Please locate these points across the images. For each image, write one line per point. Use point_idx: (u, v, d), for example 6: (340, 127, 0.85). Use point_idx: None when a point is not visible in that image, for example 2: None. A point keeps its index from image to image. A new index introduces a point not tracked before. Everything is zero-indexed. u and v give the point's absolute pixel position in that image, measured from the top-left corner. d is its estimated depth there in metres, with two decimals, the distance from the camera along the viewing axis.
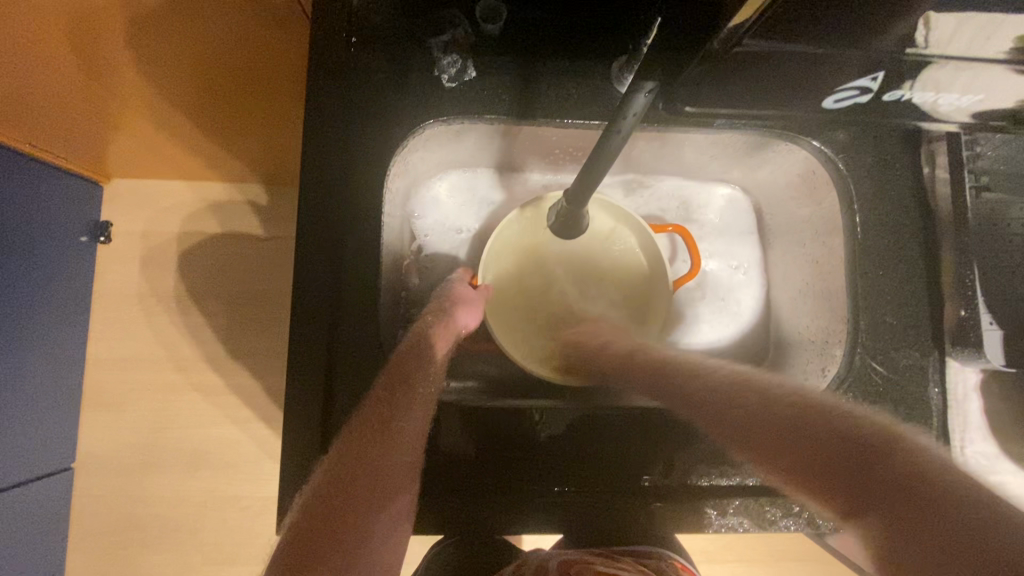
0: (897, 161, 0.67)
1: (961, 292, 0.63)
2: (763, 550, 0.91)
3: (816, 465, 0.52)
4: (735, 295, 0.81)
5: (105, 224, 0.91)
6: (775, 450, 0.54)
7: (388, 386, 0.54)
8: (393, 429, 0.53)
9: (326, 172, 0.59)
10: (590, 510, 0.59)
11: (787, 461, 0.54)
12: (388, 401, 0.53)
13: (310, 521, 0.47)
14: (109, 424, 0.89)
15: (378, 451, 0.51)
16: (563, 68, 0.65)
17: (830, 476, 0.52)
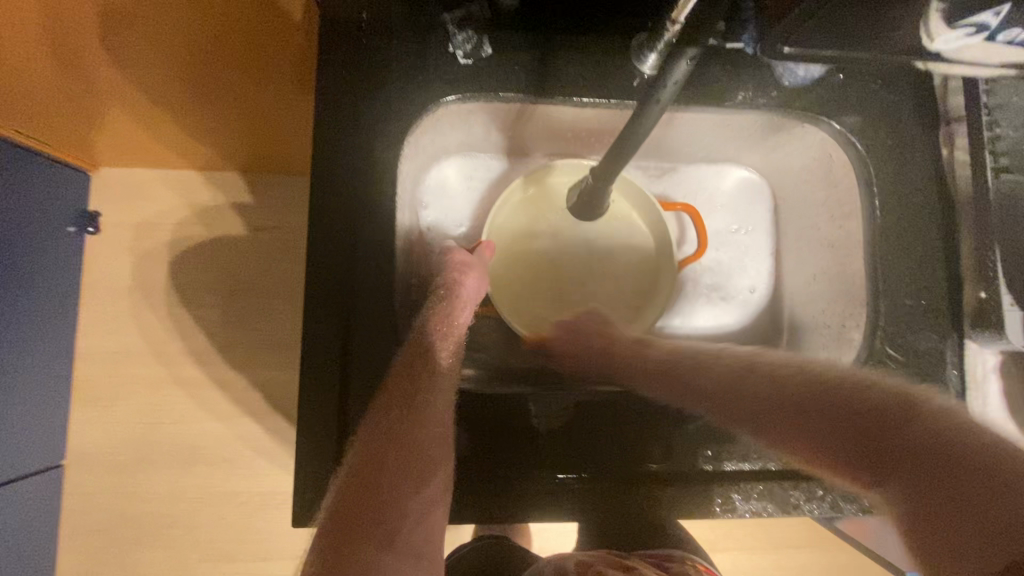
0: (915, 142, 0.66)
1: (983, 275, 0.63)
2: (763, 538, 1.02)
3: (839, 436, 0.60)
4: (734, 281, 0.82)
5: (93, 214, 1.05)
6: (784, 426, 0.62)
7: (409, 369, 0.58)
8: (418, 408, 0.58)
9: (337, 158, 0.58)
10: (613, 493, 0.62)
11: (810, 438, 0.61)
12: (412, 383, 0.58)
13: (353, 494, 0.53)
14: (100, 415, 1.05)
15: (409, 429, 0.57)
16: (581, 44, 0.62)
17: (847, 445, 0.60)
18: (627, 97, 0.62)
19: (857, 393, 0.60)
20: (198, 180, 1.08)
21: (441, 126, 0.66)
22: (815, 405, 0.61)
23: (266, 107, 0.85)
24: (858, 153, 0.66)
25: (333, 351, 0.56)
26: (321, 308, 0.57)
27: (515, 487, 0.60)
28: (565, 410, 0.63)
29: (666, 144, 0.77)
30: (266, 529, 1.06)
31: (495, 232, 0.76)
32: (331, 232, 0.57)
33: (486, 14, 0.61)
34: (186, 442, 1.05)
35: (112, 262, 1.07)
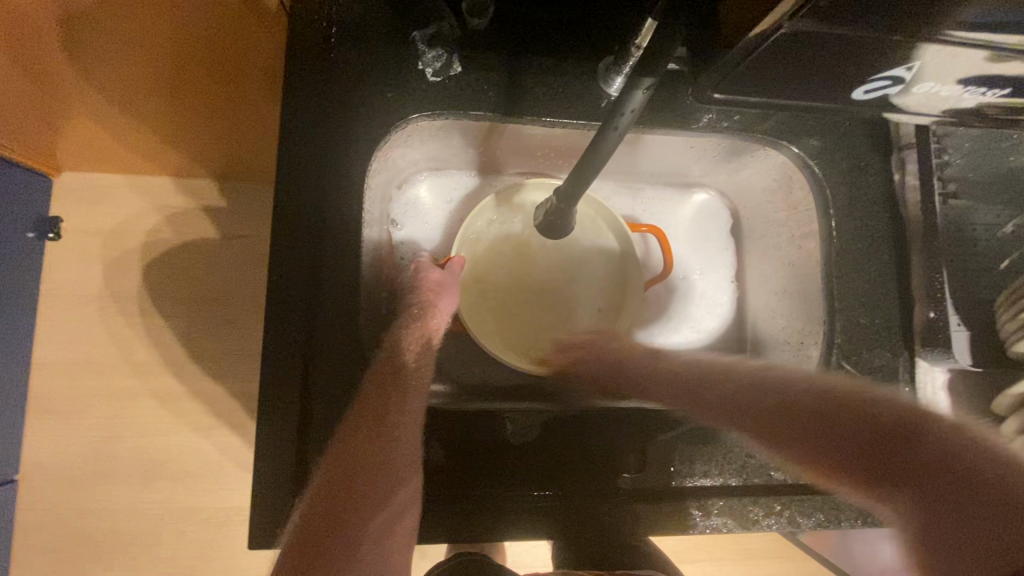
0: (869, 166, 0.69)
1: (932, 296, 0.66)
2: (731, 549, 1.04)
3: (866, 459, 0.57)
4: (688, 309, 0.84)
5: (55, 220, 1.02)
6: (797, 441, 0.60)
7: (378, 386, 0.58)
8: (387, 425, 0.58)
9: (304, 170, 0.58)
10: (580, 511, 0.62)
11: (802, 448, 0.60)
12: (380, 401, 0.58)
13: (312, 518, 0.52)
14: (56, 428, 1.01)
15: (375, 447, 0.57)
16: (550, 64, 0.63)
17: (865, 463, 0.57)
18: (594, 119, 0.63)
19: (880, 410, 0.58)
20: (166, 187, 1.06)
21: (410, 142, 0.67)
22: (814, 416, 0.60)
23: (235, 117, 0.84)
24: (815, 175, 0.68)
25: (295, 367, 0.56)
26: (284, 323, 0.56)
27: (480, 505, 0.60)
28: (530, 426, 0.64)
29: (634, 165, 0.78)
30: (229, 546, 1.03)
31: (465, 246, 0.75)
32: (295, 246, 0.57)
33: (456, 32, 0.62)
34: (147, 456, 1.02)
35: (74, 269, 1.04)
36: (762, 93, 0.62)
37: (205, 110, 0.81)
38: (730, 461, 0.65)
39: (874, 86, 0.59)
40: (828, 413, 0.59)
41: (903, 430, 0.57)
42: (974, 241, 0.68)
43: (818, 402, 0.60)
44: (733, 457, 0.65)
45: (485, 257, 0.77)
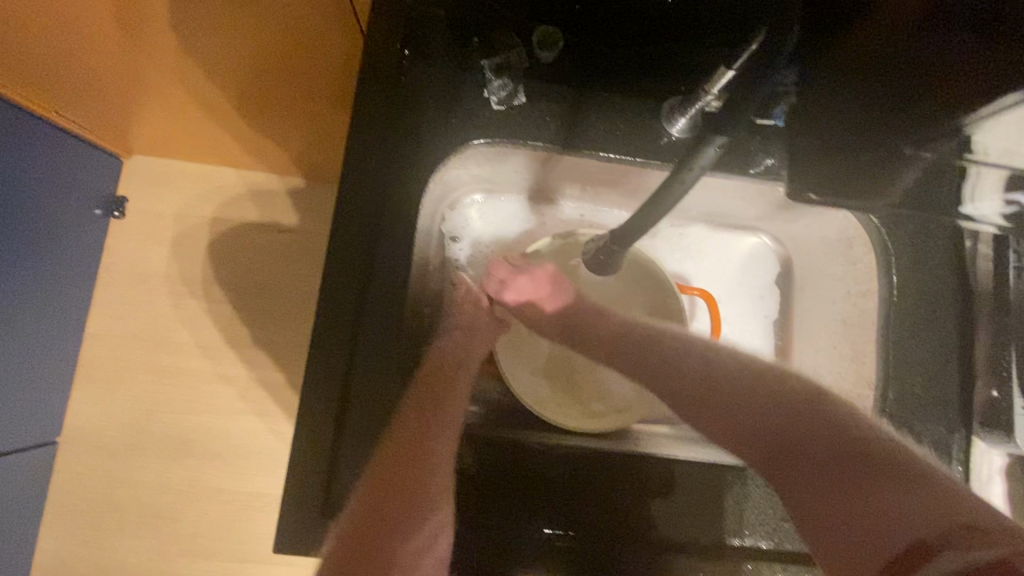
0: (940, 228, 0.66)
1: (996, 373, 0.62)
2: None
3: (833, 480, 0.55)
4: None
5: (121, 199, 1.07)
6: (759, 439, 0.61)
7: (419, 407, 0.60)
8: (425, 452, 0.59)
9: (365, 181, 0.59)
10: (608, 559, 0.61)
11: (759, 437, 0.61)
12: (421, 422, 0.60)
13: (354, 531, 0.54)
14: (99, 396, 1.06)
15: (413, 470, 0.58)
16: (613, 101, 0.63)
17: (844, 490, 0.55)
18: (654, 158, 0.63)
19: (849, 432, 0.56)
20: (227, 178, 1.10)
21: (467, 164, 0.67)
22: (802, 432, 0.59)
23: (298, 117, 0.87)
24: (874, 227, 0.66)
25: (336, 374, 0.57)
26: (330, 329, 0.57)
27: (505, 536, 0.60)
28: (560, 462, 0.63)
29: (687, 205, 0.77)
30: (246, 533, 1.05)
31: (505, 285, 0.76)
32: (348, 257, 0.58)
33: (525, 63, 0.63)
34: (181, 434, 1.06)
35: (135, 248, 1.09)
36: (844, 184, 0.66)
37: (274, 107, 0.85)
38: (760, 523, 0.62)
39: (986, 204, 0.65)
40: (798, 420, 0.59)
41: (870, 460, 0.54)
42: None
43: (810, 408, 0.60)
44: (764, 519, 0.62)
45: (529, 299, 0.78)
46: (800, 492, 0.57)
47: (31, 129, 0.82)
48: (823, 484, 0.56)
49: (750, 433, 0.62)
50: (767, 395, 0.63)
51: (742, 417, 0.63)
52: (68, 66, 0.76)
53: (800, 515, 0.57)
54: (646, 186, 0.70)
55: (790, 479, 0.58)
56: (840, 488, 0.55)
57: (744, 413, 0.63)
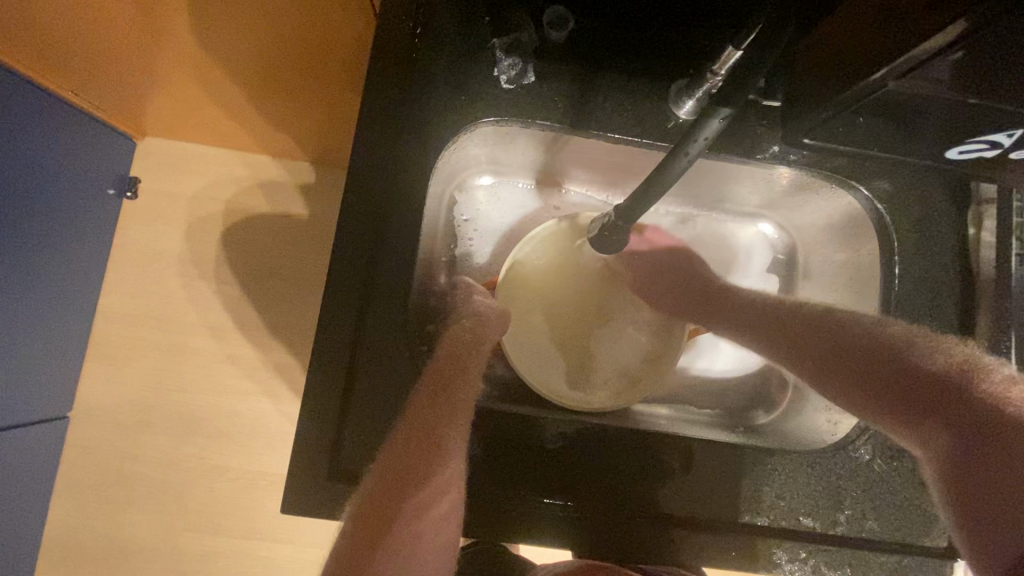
0: (943, 216, 0.66)
1: (995, 360, 0.63)
2: None
3: (897, 392, 0.64)
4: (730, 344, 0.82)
5: (134, 180, 1.09)
6: (841, 369, 0.67)
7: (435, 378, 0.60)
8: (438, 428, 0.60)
9: (374, 158, 0.61)
10: (609, 529, 0.62)
11: (813, 351, 0.69)
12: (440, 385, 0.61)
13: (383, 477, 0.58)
14: (110, 372, 1.08)
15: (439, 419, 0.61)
16: (621, 82, 0.64)
17: (902, 401, 0.63)
18: (660, 139, 0.64)
19: (920, 358, 0.63)
20: (239, 161, 1.12)
21: (475, 143, 0.68)
22: (873, 361, 0.65)
23: (307, 98, 0.88)
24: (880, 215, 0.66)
25: (343, 347, 0.59)
26: (338, 303, 0.59)
27: (507, 505, 0.62)
28: (564, 435, 0.64)
29: (691, 190, 0.78)
30: (252, 509, 1.08)
31: (513, 267, 0.76)
32: (356, 232, 0.59)
33: (533, 43, 0.63)
34: (190, 411, 1.08)
35: (147, 229, 1.11)
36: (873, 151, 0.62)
37: (284, 89, 0.86)
38: (760, 501, 0.63)
39: (973, 150, 0.58)
40: (876, 349, 0.64)
41: (946, 383, 0.62)
42: None
43: (875, 342, 0.64)
44: (761, 500, 0.63)
45: (535, 280, 0.78)
46: (877, 411, 0.63)
47: (45, 106, 0.83)
48: (895, 407, 0.63)
49: (821, 358, 0.68)
50: (844, 328, 0.67)
51: (832, 348, 0.68)
52: (85, 47, 0.77)
53: (895, 432, 0.63)
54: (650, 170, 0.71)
55: (924, 416, 0.62)
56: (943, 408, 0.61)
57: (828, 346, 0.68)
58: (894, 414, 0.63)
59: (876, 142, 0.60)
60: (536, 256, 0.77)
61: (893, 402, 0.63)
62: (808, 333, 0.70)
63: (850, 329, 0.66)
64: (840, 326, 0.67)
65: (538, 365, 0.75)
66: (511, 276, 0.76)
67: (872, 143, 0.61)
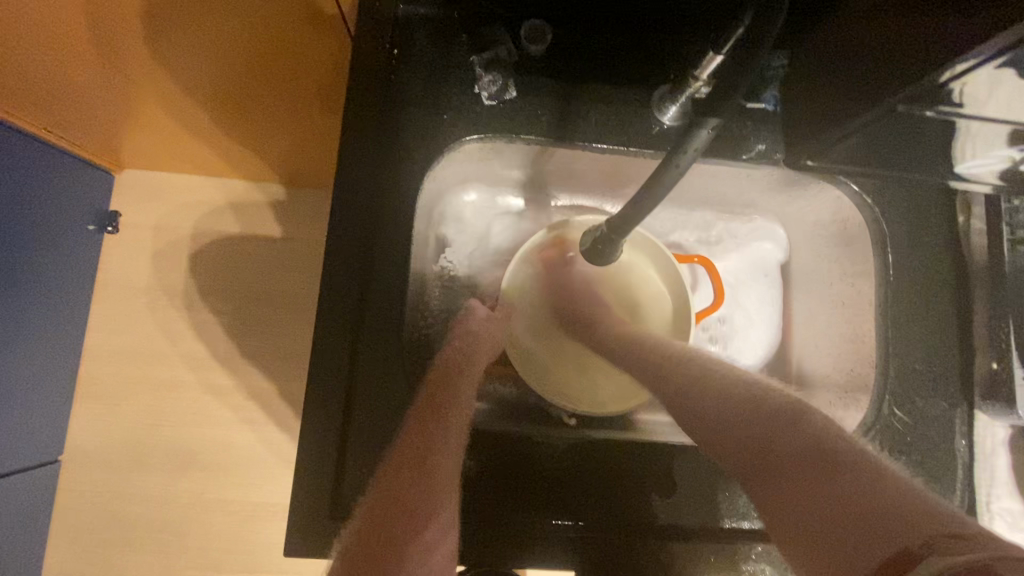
0: (933, 207, 0.66)
1: (996, 346, 0.62)
2: None
3: (752, 459, 0.52)
4: (732, 340, 0.80)
5: (114, 215, 1.07)
6: (730, 441, 0.55)
7: (426, 403, 0.58)
8: (431, 462, 0.55)
9: (359, 183, 0.59)
10: (612, 546, 0.61)
11: (725, 447, 0.55)
12: (430, 408, 0.58)
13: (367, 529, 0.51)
14: (100, 413, 1.05)
15: (435, 444, 0.56)
16: (603, 92, 0.64)
17: (768, 469, 0.51)
18: (647, 146, 0.63)
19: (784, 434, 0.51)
20: (222, 188, 1.10)
21: (461, 161, 0.67)
22: (748, 436, 0.53)
23: (286, 123, 0.87)
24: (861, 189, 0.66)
25: (340, 377, 0.57)
26: (331, 333, 0.57)
27: (508, 529, 0.60)
28: (561, 452, 0.63)
29: (681, 193, 0.78)
30: (255, 544, 1.05)
31: (511, 283, 0.75)
32: (344, 260, 0.58)
33: (513, 57, 0.63)
34: (185, 447, 1.06)
35: (131, 262, 1.09)
36: (866, 167, 0.64)
37: (261, 115, 0.85)
38: None
39: (982, 163, 0.61)
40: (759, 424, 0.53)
41: (779, 415, 0.53)
42: None
43: (785, 409, 0.53)
44: None
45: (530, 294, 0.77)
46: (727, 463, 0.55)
47: (19, 145, 0.81)
48: (752, 471, 0.52)
49: (749, 457, 0.52)
50: (755, 408, 0.55)
51: (724, 423, 0.56)
52: (55, 85, 0.76)
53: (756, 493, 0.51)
54: (638, 176, 0.70)
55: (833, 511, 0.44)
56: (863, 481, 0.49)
57: (716, 417, 0.57)
58: (754, 480, 0.51)
59: (867, 152, 0.62)
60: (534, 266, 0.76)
61: (751, 467, 0.52)
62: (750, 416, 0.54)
63: (760, 404, 0.55)
64: (752, 407, 0.55)
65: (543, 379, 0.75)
66: (509, 288, 0.75)
67: (862, 157, 0.63)
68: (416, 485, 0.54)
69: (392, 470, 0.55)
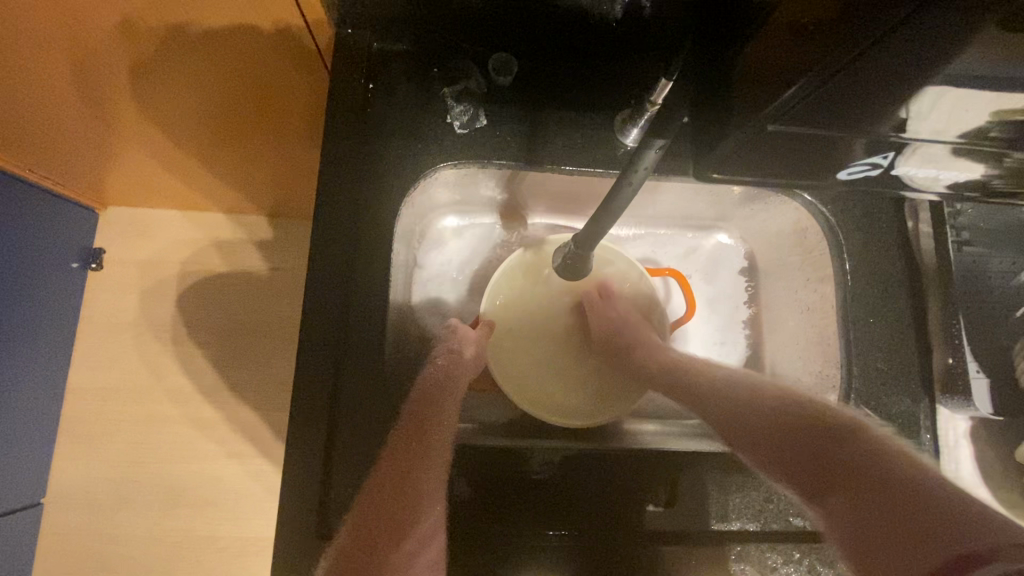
0: (883, 214, 0.71)
1: (949, 343, 0.66)
2: None
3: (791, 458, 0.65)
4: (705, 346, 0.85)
5: (98, 252, 1.08)
6: (773, 447, 0.65)
7: (410, 426, 0.61)
8: (413, 477, 0.59)
9: (338, 211, 0.62)
10: (602, 555, 0.62)
11: (779, 449, 0.65)
12: (415, 429, 0.61)
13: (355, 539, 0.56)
14: (85, 451, 1.05)
15: (418, 462, 0.60)
16: (569, 118, 0.67)
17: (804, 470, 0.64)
18: (612, 167, 0.67)
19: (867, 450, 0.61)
20: (207, 222, 1.12)
21: (437, 187, 0.70)
22: (795, 433, 0.66)
23: (267, 155, 0.90)
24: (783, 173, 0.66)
25: (323, 400, 0.59)
26: (313, 358, 0.59)
27: (498, 543, 0.61)
28: (549, 464, 0.64)
29: (652, 209, 0.81)
30: None
31: (491, 302, 0.77)
32: (325, 285, 0.60)
33: (482, 89, 0.67)
34: (171, 483, 1.05)
35: (116, 298, 1.10)
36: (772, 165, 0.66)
37: (240, 149, 0.87)
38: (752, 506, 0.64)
39: (856, 169, 0.65)
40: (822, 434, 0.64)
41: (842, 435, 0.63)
42: (990, 290, 0.68)
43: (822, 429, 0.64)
44: (747, 505, 0.64)
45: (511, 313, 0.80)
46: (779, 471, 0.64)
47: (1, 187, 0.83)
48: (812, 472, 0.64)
49: (802, 466, 0.64)
50: (785, 416, 0.68)
51: (749, 422, 0.68)
52: (39, 128, 0.78)
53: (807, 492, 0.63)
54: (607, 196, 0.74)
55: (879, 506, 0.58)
56: (862, 508, 0.59)
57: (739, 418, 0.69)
58: (827, 487, 0.62)
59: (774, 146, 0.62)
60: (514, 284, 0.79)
61: (791, 465, 0.64)
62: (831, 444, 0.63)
63: (798, 418, 0.67)
64: (777, 404, 0.69)
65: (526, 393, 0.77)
66: (489, 307, 0.77)
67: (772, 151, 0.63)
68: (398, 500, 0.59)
69: (376, 487, 0.58)
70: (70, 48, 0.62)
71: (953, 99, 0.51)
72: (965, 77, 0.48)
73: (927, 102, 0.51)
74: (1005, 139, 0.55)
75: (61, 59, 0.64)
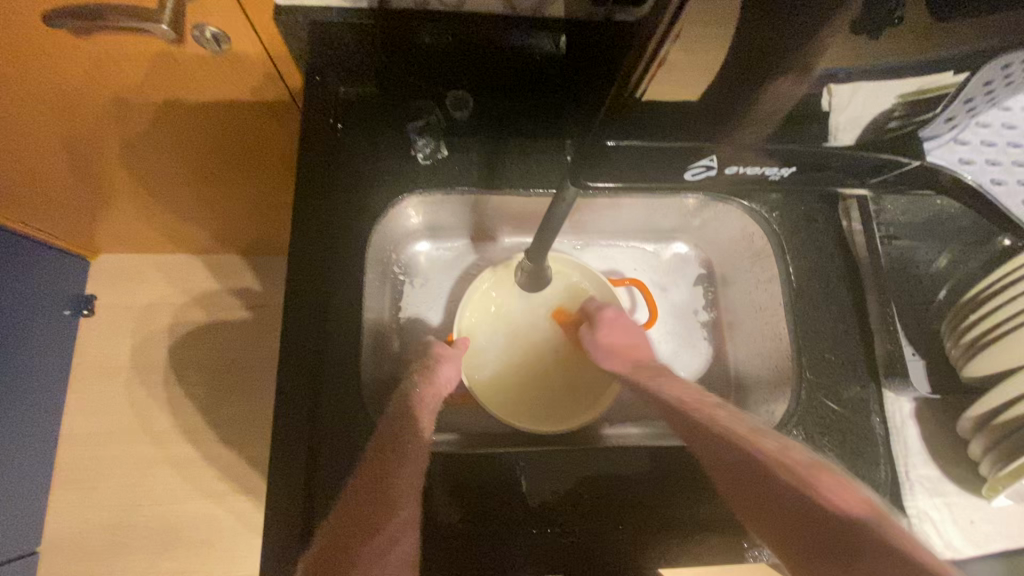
0: (819, 215, 0.77)
1: (887, 330, 0.71)
2: None
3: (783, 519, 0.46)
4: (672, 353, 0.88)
5: (89, 298, 1.13)
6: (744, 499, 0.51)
7: (379, 448, 0.61)
8: (388, 482, 0.59)
9: (313, 242, 0.67)
10: (591, 550, 0.64)
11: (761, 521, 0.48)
12: (387, 436, 0.62)
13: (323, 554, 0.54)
14: (78, 496, 1.06)
15: (392, 466, 0.60)
16: (523, 145, 0.74)
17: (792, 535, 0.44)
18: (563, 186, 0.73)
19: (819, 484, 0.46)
20: (194, 265, 1.17)
21: (407, 214, 0.76)
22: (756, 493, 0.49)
23: (247, 194, 0.95)
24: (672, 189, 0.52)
25: (302, 420, 0.62)
26: (293, 381, 0.63)
27: (484, 545, 0.63)
28: (526, 467, 0.67)
29: (611, 225, 0.87)
30: None
31: (463, 319, 0.82)
32: (301, 312, 0.65)
33: (442, 123, 0.73)
34: (164, 523, 1.06)
35: (107, 343, 1.13)
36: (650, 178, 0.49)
37: (223, 190, 0.93)
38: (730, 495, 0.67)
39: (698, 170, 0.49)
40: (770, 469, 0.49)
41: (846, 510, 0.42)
42: (918, 277, 0.74)
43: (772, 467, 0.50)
44: (716, 500, 0.67)
45: (484, 329, 0.85)
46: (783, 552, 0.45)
47: None
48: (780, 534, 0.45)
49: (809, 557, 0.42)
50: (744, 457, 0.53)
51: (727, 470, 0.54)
52: (32, 184, 0.83)
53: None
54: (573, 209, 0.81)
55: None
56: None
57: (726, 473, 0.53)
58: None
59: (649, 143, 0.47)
60: (486, 300, 0.84)
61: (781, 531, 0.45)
62: (783, 495, 0.47)
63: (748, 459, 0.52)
64: (739, 454, 0.53)
65: (501, 404, 0.81)
66: (461, 324, 0.82)
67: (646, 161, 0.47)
68: (375, 501, 0.57)
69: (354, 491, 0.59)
70: (59, 109, 0.68)
71: (870, 92, 0.58)
72: (868, 69, 0.57)
73: (849, 92, 0.57)
74: (905, 116, 0.62)
75: (53, 121, 0.70)
